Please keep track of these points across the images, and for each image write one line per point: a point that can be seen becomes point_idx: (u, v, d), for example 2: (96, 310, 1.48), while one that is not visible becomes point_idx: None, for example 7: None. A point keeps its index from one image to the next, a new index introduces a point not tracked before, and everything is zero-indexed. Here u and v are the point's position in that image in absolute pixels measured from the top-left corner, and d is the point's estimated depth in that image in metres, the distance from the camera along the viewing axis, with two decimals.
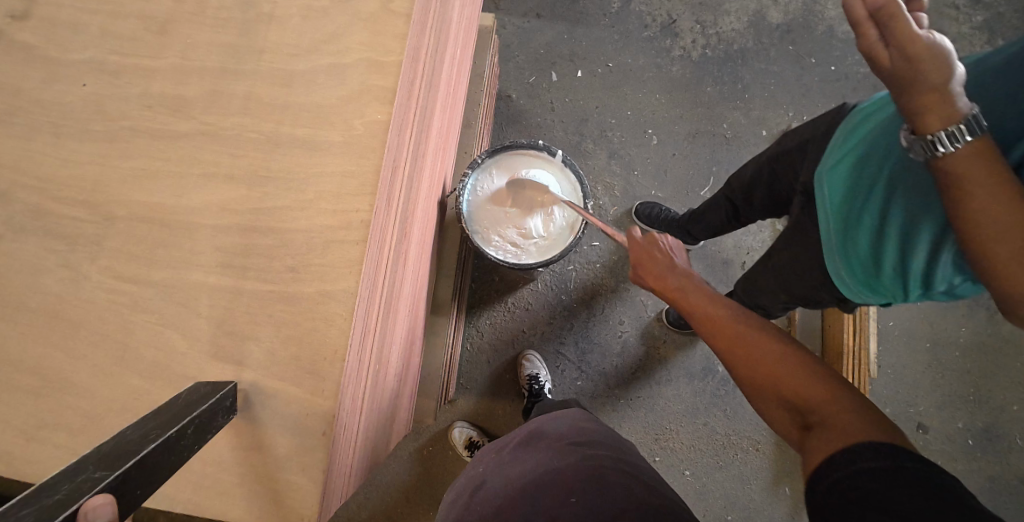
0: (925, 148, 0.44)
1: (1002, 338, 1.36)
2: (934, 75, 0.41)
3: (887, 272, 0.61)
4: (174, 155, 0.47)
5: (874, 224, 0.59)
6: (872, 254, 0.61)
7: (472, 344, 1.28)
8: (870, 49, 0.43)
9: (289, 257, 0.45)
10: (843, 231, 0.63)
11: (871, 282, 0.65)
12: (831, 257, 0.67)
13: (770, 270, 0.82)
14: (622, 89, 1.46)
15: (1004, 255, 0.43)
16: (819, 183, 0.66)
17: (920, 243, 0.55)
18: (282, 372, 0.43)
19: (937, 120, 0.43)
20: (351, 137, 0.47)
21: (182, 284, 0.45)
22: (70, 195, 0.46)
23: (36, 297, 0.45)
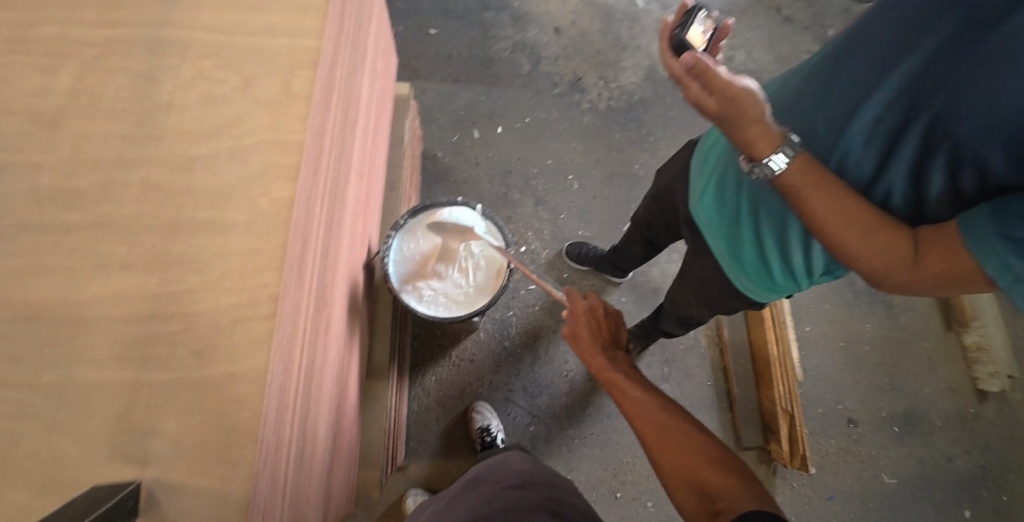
0: (764, 170, 0.51)
1: (902, 330, 1.51)
2: (753, 110, 0.48)
3: (775, 272, 0.68)
4: (66, 249, 0.46)
5: (749, 236, 0.67)
6: (757, 260, 0.68)
7: (419, 404, 1.25)
8: (696, 98, 0.49)
9: (195, 340, 0.44)
10: (727, 245, 0.71)
11: (768, 284, 0.72)
12: (726, 268, 0.74)
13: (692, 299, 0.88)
14: (540, 141, 1.55)
15: (852, 240, 0.50)
16: (695, 212, 0.74)
17: (790, 243, 0.63)
18: (191, 462, 0.41)
19: (767, 145, 0.50)
20: (256, 214, 0.48)
21: (76, 382, 0.42)
22: None
23: None
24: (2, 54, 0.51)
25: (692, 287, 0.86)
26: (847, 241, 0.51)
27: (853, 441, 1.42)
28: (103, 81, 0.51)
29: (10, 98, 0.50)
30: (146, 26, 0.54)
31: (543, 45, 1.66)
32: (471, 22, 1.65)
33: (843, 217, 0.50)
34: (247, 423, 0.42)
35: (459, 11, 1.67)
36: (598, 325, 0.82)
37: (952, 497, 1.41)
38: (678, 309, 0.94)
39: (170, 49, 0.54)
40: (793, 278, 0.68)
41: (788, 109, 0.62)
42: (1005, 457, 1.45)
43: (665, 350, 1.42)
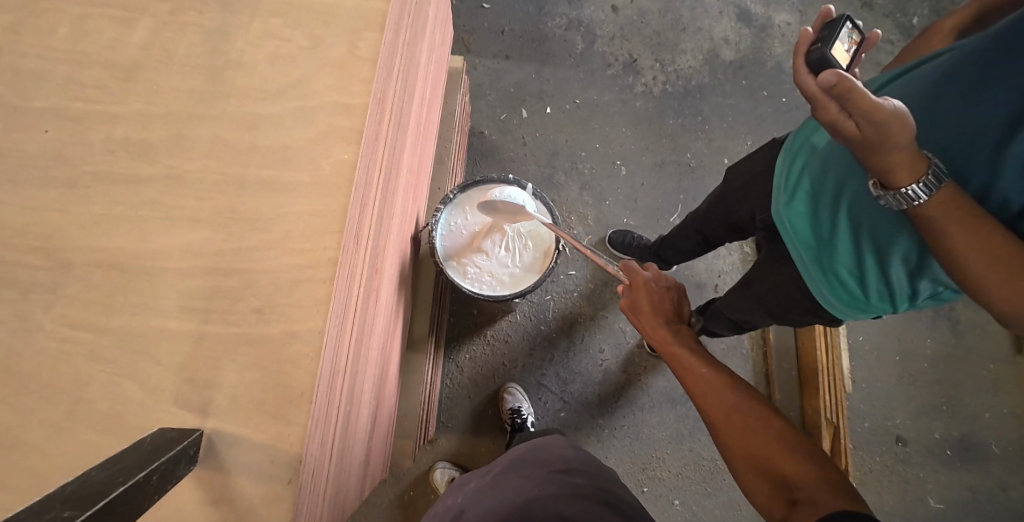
0: (901, 200, 0.46)
1: (965, 347, 1.41)
2: (902, 135, 0.41)
3: (871, 291, 0.63)
4: (137, 200, 0.46)
5: (846, 250, 0.62)
6: (852, 275, 0.63)
7: (452, 381, 1.26)
8: (831, 120, 0.42)
9: (255, 298, 0.44)
10: (817, 257, 0.66)
11: (858, 303, 0.67)
12: (811, 281, 0.69)
13: (751, 298, 0.83)
14: (590, 124, 1.51)
15: (995, 276, 0.44)
16: (779, 219, 0.69)
17: (897, 262, 0.57)
18: (246, 418, 0.42)
19: (908, 175, 0.44)
20: (318, 176, 0.48)
21: (142, 330, 0.43)
22: (23, 241, 0.45)
23: None
24: (83, 4, 0.52)
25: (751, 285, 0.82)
26: (982, 277, 0.45)
27: (899, 459, 1.35)
28: (176, 34, 0.52)
29: (90, 47, 0.51)
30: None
31: (599, 23, 1.60)
32: None
33: (986, 250, 0.44)
34: (301, 384, 0.43)
35: None
36: (658, 299, 0.79)
37: None
38: (732, 309, 0.90)
39: (241, 6, 0.53)
40: (890, 298, 0.63)
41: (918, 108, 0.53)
42: None
43: (705, 349, 1.37)
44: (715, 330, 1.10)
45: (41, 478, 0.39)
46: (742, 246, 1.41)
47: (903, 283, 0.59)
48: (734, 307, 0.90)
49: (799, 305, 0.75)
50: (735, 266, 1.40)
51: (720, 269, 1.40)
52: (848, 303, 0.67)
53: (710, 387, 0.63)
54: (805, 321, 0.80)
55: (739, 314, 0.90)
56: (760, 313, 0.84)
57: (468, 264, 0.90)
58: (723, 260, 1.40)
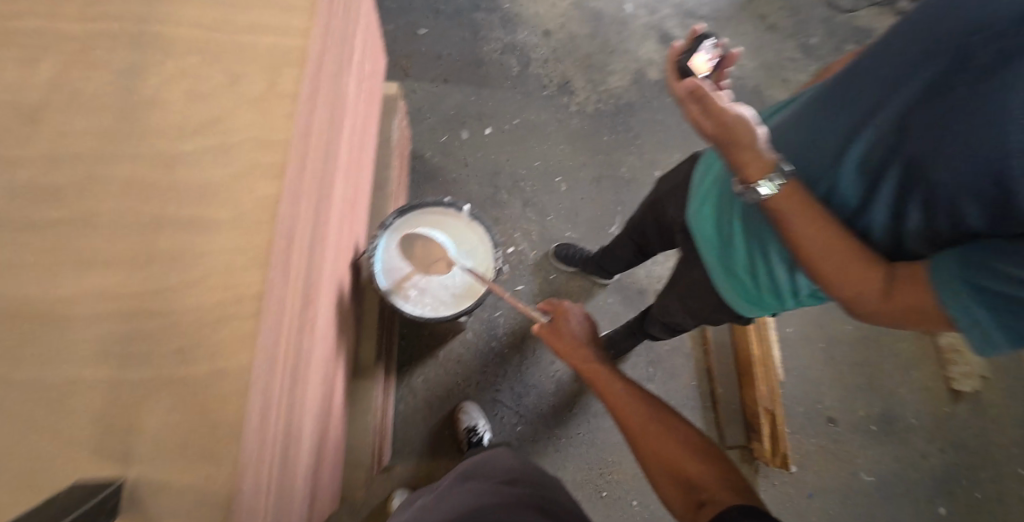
0: (753, 193, 0.55)
1: (881, 331, 1.55)
2: (744, 137, 0.53)
3: (761, 288, 0.68)
4: (45, 246, 0.45)
5: (738, 249, 0.67)
6: (747, 276, 0.69)
7: (405, 406, 1.25)
8: (694, 119, 0.56)
9: (178, 338, 0.44)
10: (719, 256, 0.71)
11: (756, 301, 0.72)
12: (718, 280, 0.74)
13: (680, 303, 0.88)
14: (528, 143, 1.56)
15: (834, 268, 0.53)
16: (692, 220, 0.75)
17: (775, 259, 0.63)
18: (172, 462, 0.41)
19: (756, 170, 0.54)
20: (241, 212, 0.48)
21: (54, 381, 0.42)
22: None
23: None
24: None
25: (678, 290, 0.86)
26: (826, 271, 0.54)
27: (832, 440, 1.45)
28: (84, 74, 0.51)
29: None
30: (129, 21, 0.54)
31: (532, 47, 1.67)
32: (460, 23, 1.66)
33: (827, 246, 0.53)
34: (231, 421, 0.42)
35: (448, 12, 1.67)
36: (578, 328, 0.83)
37: (927, 494, 1.45)
38: (665, 314, 0.95)
39: (155, 46, 0.53)
40: (778, 296, 0.68)
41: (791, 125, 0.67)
42: (978, 455, 1.49)
43: (650, 352, 1.43)
44: (654, 334, 1.15)
45: None
46: (677, 253, 1.50)
47: (783, 282, 0.65)
48: (667, 312, 0.94)
49: (720, 306, 0.81)
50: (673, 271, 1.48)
51: (659, 275, 1.47)
52: (747, 301, 0.73)
53: (628, 402, 0.67)
54: (727, 321, 0.85)
55: (671, 318, 0.95)
56: (689, 316, 0.89)
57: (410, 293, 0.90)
58: (661, 266, 1.48)
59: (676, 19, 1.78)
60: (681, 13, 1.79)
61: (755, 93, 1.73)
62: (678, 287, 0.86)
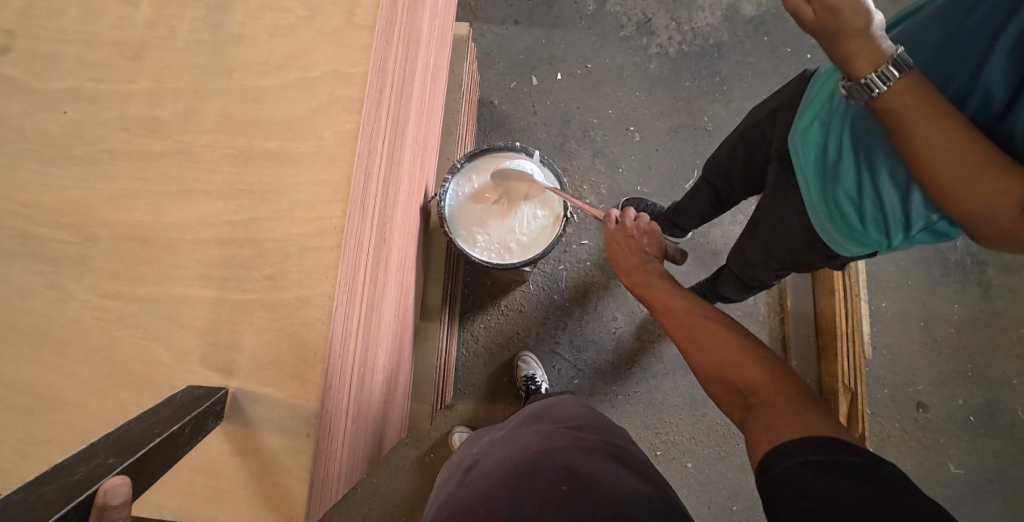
0: (862, 91, 0.49)
1: (994, 312, 1.37)
2: (856, 21, 0.46)
3: (869, 220, 0.63)
4: (154, 175, 0.49)
5: (849, 176, 0.62)
6: (851, 203, 0.63)
7: (468, 349, 1.29)
8: (794, 7, 0.48)
9: (267, 266, 0.47)
10: (823, 187, 0.65)
11: (857, 235, 0.66)
12: (815, 217, 0.68)
13: (762, 246, 0.82)
14: (602, 89, 1.48)
15: (953, 174, 0.47)
16: (793, 146, 0.69)
17: (888, 185, 0.58)
18: (265, 379, 0.45)
19: (868, 63, 0.47)
20: (322, 147, 0.49)
21: (164, 297, 0.47)
22: (55, 219, 0.49)
23: (27, 319, 0.48)
24: None
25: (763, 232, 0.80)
26: (942, 176, 0.48)
27: (919, 424, 1.34)
28: (180, 9, 0.53)
29: (101, 27, 0.52)
30: None
31: None
32: None
33: (947, 148, 0.47)
34: (316, 346, 0.45)
35: None
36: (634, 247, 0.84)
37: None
38: (743, 260, 0.88)
39: None
40: (888, 231, 0.63)
41: (920, 26, 0.55)
42: None
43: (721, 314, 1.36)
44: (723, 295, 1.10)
45: (91, 423, 0.46)
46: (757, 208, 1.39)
47: (897, 212, 0.59)
48: (749, 260, 0.88)
49: (809, 251, 0.75)
50: None
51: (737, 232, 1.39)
52: (847, 235, 0.66)
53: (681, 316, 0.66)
54: (815, 265, 0.79)
55: (754, 267, 0.88)
56: (770, 261, 0.83)
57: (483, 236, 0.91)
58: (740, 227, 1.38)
59: None
60: None
61: None
62: (763, 229, 0.80)
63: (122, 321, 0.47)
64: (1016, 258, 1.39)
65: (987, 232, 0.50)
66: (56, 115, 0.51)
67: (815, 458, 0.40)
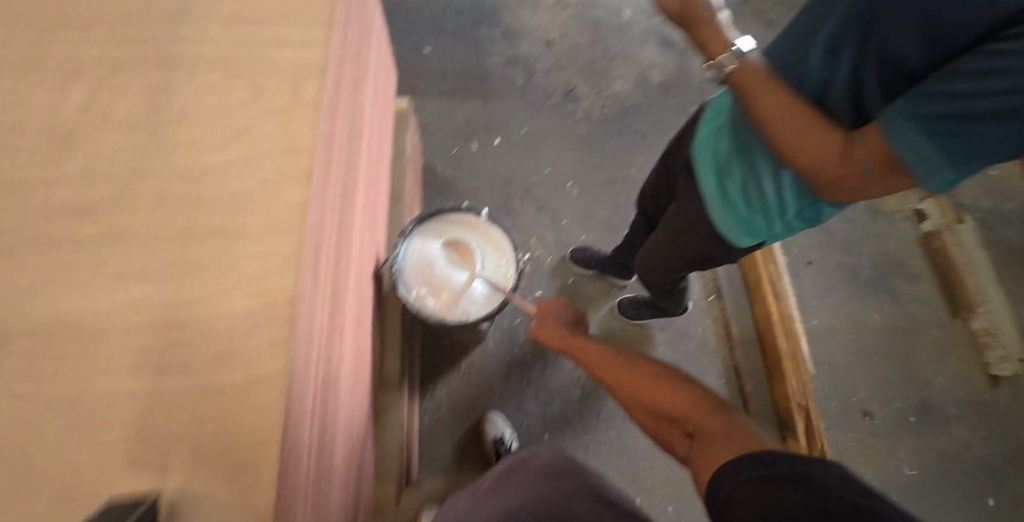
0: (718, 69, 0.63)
1: (910, 319, 1.51)
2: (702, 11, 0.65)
3: (752, 204, 0.71)
4: (82, 259, 0.46)
5: (734, 165, 0.71)
6: (737, 190, 0.72)
7: (430, 418, 1.24)
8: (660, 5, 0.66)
9: (213, 345, 0.44)
10: (715, 177, 0.74)
11: (746, 222, 0.74)
12: (712, 208, 0.76)
13: (672, 245, 0.90)
14: (537, 150, 1.57)
15: (795, 134, 0.57)
16: (695, 149, 0.79)
17: (760, 168, 0.68)
18: (212, 471, 0.41)
19: (717, 46, 0.64)
20: (270, 219, 0.49)
21: (90, 392, 0.42)
22: None
23: None
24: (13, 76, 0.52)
25: (673, 233, 0.88)
26: (787, 139, 0.58)
27: (870, 434, 1.41)
28: (115, 94, 0.52)
29: (24, 115, 0.50)
30: (156, 44, 0.55)
31: (535, 57, 1.69)
32: (465, 39, 1.69)
33: (786, 117, 0.58)
34: (270, 427, 0.42)
35: (452, 29, 1.70)
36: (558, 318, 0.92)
37: (974, 486, 1.39)
38: (662, 263, 0.96)
39: (179, 66, 0.55)
40: (768, 214, 0.71)
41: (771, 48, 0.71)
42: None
43: (676, 351, 1.40)
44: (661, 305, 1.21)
45: None
46: None
47: (770, 192, 0.68)
48: (659, 265, 0.97)
49: (712, 244, 0.83)
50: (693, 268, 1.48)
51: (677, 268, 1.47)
52: (737, 222, 0.74)
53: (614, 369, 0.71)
54: (718, 258, 0.88)
55: (662, 271, 0.98)
56: (681, 258, 0.91)
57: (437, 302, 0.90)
58: None
59: None
60: None
61: None
62: (672, 228, 0.88)
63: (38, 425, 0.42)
64: (916, 270, 1.57)
65: (827, 188, 0.58)
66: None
67: (758, 474, 0.44)
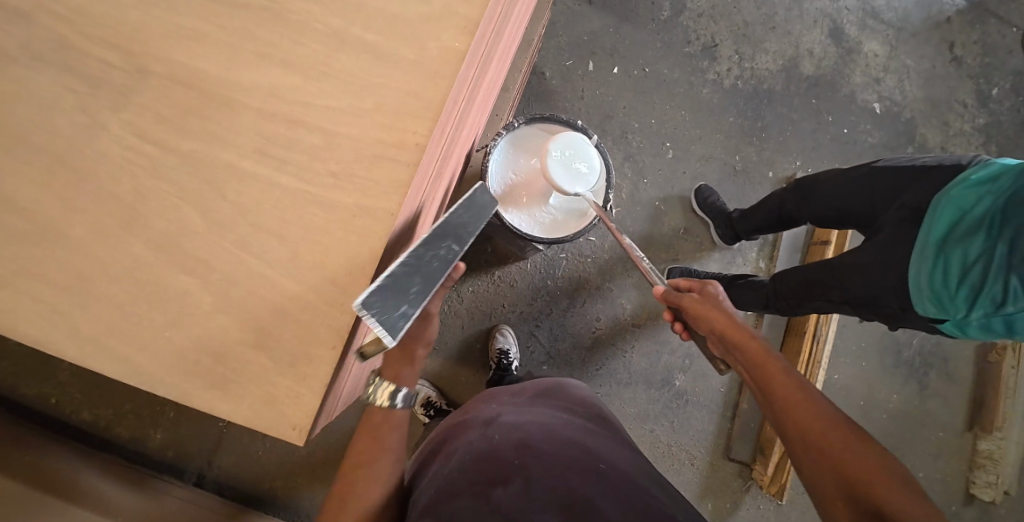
0: None
1: (925, 411, 1.48)
2: None
3: (966, 281, 0.70)
4: (232, 26, 0.44)
5: (976, 240, 0.69)
6: (959, 261, 0.71)
7: (449, 307, 1.27)
8: None
9: (333, 161, 0.43)
10: (939, 241, 0.73)
11: (942, 293, 0.73)
12: (916, 266, 0.75)
13: (836, 275, 0.90)
14: (651, 97, 1.46)
15: None
16: (934, 201, 0.76)
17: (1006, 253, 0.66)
18: (300, 277, 0.42)
19: None
20: (422, 57, 0.45)
21: (211, 161, 0.43)
22: (104, 35, 0.43)
23: (44, 135, 0.43)
24: None
25: (845, 261, 0.88)
26: None
27: None
28: None
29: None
30: None
31: None
32: None
33: None
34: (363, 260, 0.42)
35: None
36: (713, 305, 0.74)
37: None
38: (814, 287, 0.96)
39: None
40: (976, 299, 0.70)
41: None
42: None
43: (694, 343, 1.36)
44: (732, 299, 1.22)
45: (101, 270, 0.42)
46: (757, 260, 1.45)
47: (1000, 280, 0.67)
48: (805, 283, 0.98)
49: (887, 297, 0.82)
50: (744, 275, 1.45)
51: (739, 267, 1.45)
52: (934, 289, 0.74)
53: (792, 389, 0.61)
54: (880, 314, 0.86)
55: (801, 287, 1.00)
56: (836, 292, 0.91)
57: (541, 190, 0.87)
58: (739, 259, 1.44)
59: (856, 16, 1.59)
60: (863, 12, 1.59)
61: (905, 127, 1.57)
62: (849, 260, 0.87)
63: (154, 172, 0.43)
64: (957, 369, 1.50)
65: None
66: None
67: None
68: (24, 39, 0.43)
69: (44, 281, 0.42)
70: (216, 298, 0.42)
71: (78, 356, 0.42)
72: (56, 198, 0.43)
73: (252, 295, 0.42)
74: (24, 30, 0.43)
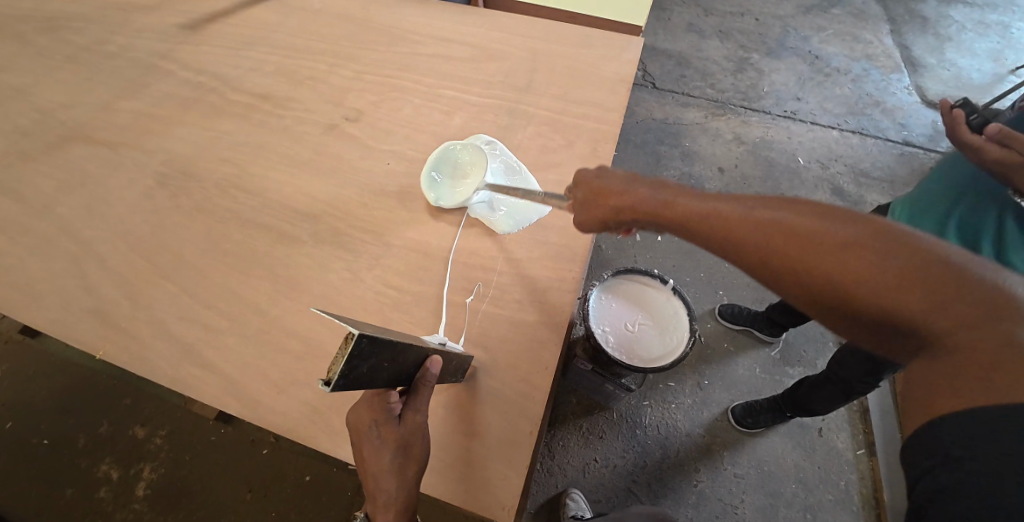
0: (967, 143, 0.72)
1: None
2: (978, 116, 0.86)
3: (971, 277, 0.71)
4: (445, 215, 0.73)
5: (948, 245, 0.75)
6: None
7: (542, 467, 1.28)
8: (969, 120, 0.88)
9: (517, 293, 0.66)
10: None
11: None
12: None
13: None
14: (695, 255, 1.68)
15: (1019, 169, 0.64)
16: None
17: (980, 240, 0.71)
18: (501, 378, 0.61)
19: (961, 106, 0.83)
20: (570, 223, 0.72)
21: (436, 299, 0.67)
22: (367, 227, 0.73)
23: (324, 286, 0.68)
24: (425, 104, 0.87)
25: None
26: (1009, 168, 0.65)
27: None
28: (477, 125, 0.85)
29: (423, 126, 0.84)
30: (508, 101, 0.88)
31: (707, 179, 1.87)
32: (647, 151, 1.93)
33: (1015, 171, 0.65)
34: (546, 363, 0.61)
35: (638, 141, 1.96)
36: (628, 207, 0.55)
37: None
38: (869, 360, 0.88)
39: (522, 116, 0.86)
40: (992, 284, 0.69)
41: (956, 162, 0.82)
42: None
43: (811, 495, 1.26)
44: (811, 409, 1.12)
45: None
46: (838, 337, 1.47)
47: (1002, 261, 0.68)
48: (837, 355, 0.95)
49: None
50: (842, 411, 1.35)
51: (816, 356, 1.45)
52: None
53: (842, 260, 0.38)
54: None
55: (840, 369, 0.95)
56: None
57: (653, 321, 1.03)
58: None
59: (850, 177, 1.91)
60: (855, 173, 1.92)
61: None
62: None
63: (392, 307, 0.66)
64: None
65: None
66: (382, 168, 0.79)
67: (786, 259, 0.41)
68: (321, 231, 0.73)
69: (310, 391, 0.62)
70: (438, 398, 0.61)
71: (333, 448, 0.59)
72: (324, 332, 0.65)
73: (467, 391, 0.61)
74: (320, 225, 0.73)
